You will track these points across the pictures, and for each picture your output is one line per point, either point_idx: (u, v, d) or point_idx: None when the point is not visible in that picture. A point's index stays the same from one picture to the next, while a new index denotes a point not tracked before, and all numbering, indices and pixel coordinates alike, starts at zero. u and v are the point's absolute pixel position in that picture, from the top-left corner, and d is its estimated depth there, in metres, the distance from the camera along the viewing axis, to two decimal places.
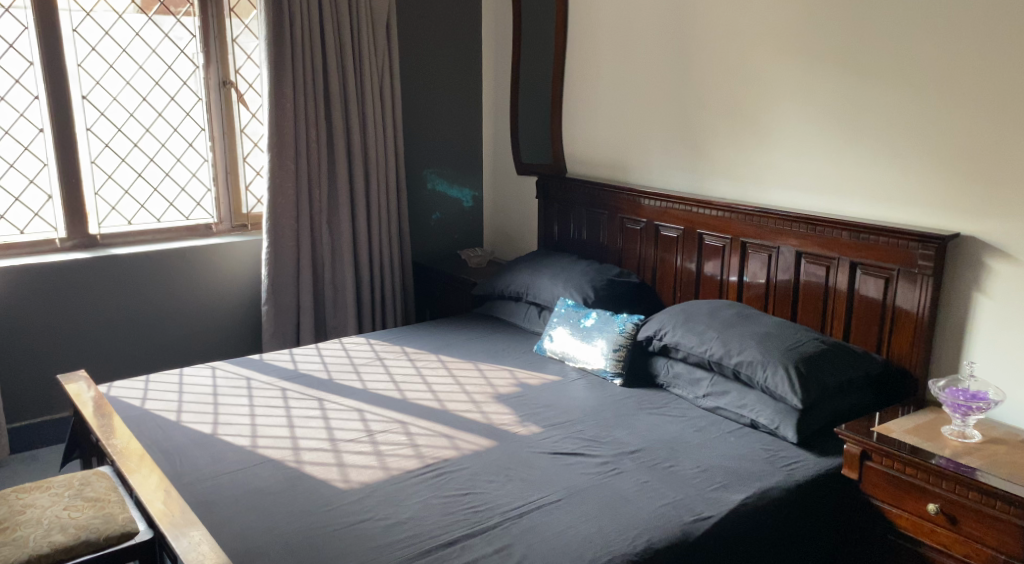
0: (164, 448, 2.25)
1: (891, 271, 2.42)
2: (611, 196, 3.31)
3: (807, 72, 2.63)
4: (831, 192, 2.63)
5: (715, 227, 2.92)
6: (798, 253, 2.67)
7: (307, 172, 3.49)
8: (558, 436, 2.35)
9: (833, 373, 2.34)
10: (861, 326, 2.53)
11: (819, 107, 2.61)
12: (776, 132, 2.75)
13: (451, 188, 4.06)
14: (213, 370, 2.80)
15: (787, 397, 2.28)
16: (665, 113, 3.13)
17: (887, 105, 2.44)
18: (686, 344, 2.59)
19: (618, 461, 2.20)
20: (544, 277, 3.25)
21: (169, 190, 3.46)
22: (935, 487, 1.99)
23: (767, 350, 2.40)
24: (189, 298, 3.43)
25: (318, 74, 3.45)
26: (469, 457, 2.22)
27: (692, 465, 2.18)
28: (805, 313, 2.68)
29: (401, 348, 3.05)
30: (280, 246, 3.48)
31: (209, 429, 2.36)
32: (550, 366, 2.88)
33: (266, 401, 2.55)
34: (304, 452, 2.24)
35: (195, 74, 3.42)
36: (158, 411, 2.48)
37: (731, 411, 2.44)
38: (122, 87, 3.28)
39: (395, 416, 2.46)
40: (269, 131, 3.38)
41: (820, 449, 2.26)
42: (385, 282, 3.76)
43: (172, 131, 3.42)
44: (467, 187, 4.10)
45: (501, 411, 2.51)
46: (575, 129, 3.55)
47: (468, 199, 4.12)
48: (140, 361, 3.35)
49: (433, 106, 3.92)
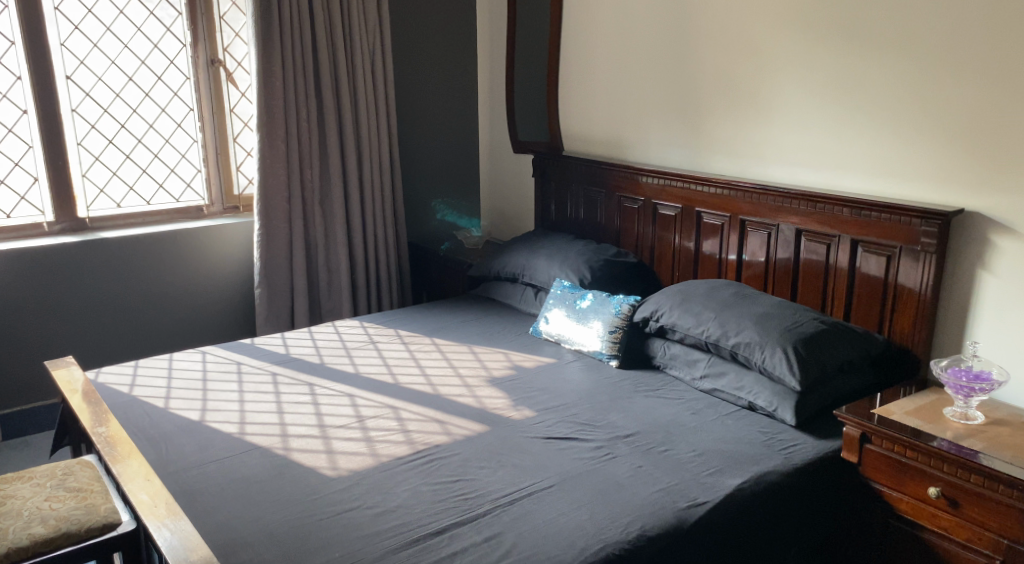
0: (150, 436, 2.21)
1: (893, 249, 2.36)
2: (608, 174, 3.24)
3: (807, 42, 2.55)
4: (831, 167, 2.56)
5: (714, 205, 2.85)
6: (798, 231, 2.61)
7: (297, 152, 3.43)
8: (552, 420, 2.30)
9: (833, 354, 2.29)
10: (863, 305, 2.47)
11: (819, 78, 2.54)
12: (775, 106, 2.68)
13: (461, 218, 4.08)
14: (204, 355, 2.76)
15: (785, 378, 2.23)
16: (662, 87, 3.06)
17: (888, 75, 2.36)
18: (683, 325, 2.54)
19: (613, 445, 2.16)
20: (539, 258, 3.20)
21: (158, 172, 3.41)
22: (937, 470, 1.94)
23: (765, 331, 2.34)
24: (181, 282, 3.39)
25: (307, 52, 3.37)
26: (460, 442, 2.18)
27: (688, 449, 2.14)
28: (805, 292, 2.62)
29: (395, 331, 3.01)
30: (271, 227, 3.42)
31: (196, 416, 2.33)
32: (545, 348, 2.84)
33: (255, 387, 2.51)
34: (293, 438, 2.20)
35: (182, 53, 3.35)
36: (146, 398, 2.44)
37: (729, 393, 2.39)
38: (107, 66, 3.22)
39: (386, 402, 2.42)
40: (258, 110, 3.31)
41: (819, 431, 2.22)
42: (379, 264, 3.71)
43: (160, 112, 3.36)
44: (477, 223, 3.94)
45: (494, 395, 2.46)
46: (572, 106, 3.47)
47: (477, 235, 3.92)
48: (133, 346, 3.32)
49: (427, 83, 3.84)
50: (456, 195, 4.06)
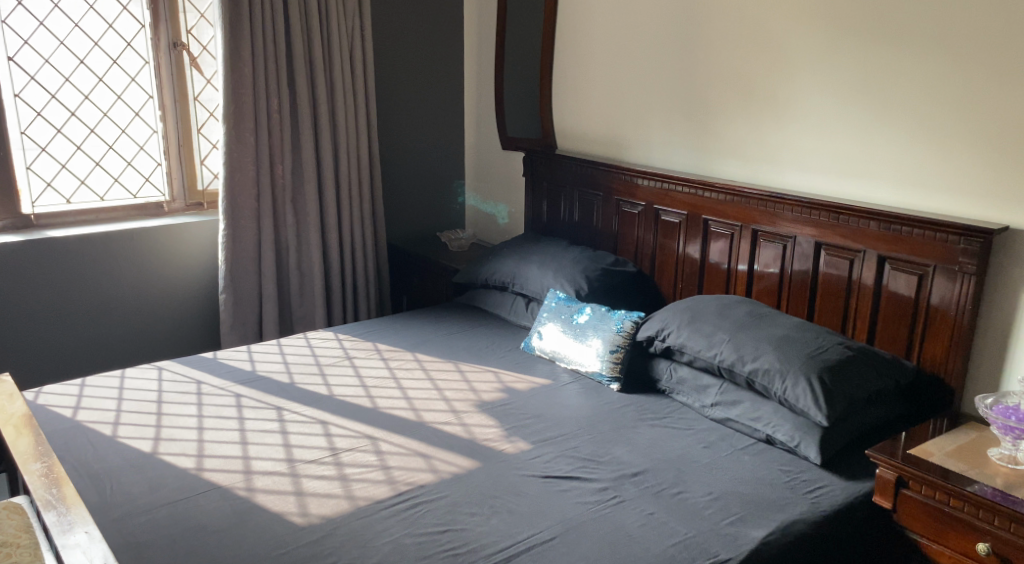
0: (93, 472, 1.93)
1: (925, 266, 2.15)
2: (606, 175, 3.00)
3: (831, 39, 2.32)
4: (855, 175, 2.34)
5: (723, 213, 2.62)
6: (816, 244, 2.39)
7: (268, 145, 3.14)
8: (551, 455, 2.06)
9: (862, 384, 2.07)
10: (888, 327, 2.25)
11: (845, 79, 2.31)
12: (794, 108, 2.45)
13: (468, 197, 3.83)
14: (160, 373, 2.48)
15: (809, 411, 2.01)
16: (667, 83, 2.82)
17: (924, 77, 2.14)
18: (692, 348, 2.30)
19: (619, 487, 1.92)
20: (531, 265, 2.95)
21: (114, 165, 3.10)
22: (985, 523, 1.73)
23: (786, 357, 2.12)
24: (138, 288, 3.09)
25: (279, 35, 3.08)
26: (448, 482, 1.93)
27: (704, 492, 1.91)
28: (823, 311, 2.40)
29: (374, 346, 2.75)
30: (237, 227, 3.14)
31: (148, 447, 2.05)
32: (539, 367, 2.60)
33: (216, 412, 2.24)
34: (257, 476, 1.94)
35: (140, 35, 3.05)
36: (91, 424, 2.16)
37: (744, 424, 2.17)
38: (55, 47, 2.91)
39: (363, 431, 2.16)
40: (225, 99, 3.02)
41: (847, 470, 2.00)
42: (357, 267, 3.44)
43: (115, 99, 3.05)
44: (502, 201, 3.66)
45: (485, 424, 2.21)
46: (566, 102, 3.22)
47: (503, 216, 3.67)
48: (85, 358, 3.02)
49: (408, 72, 3.56)
50: (438, 193, 3.80)
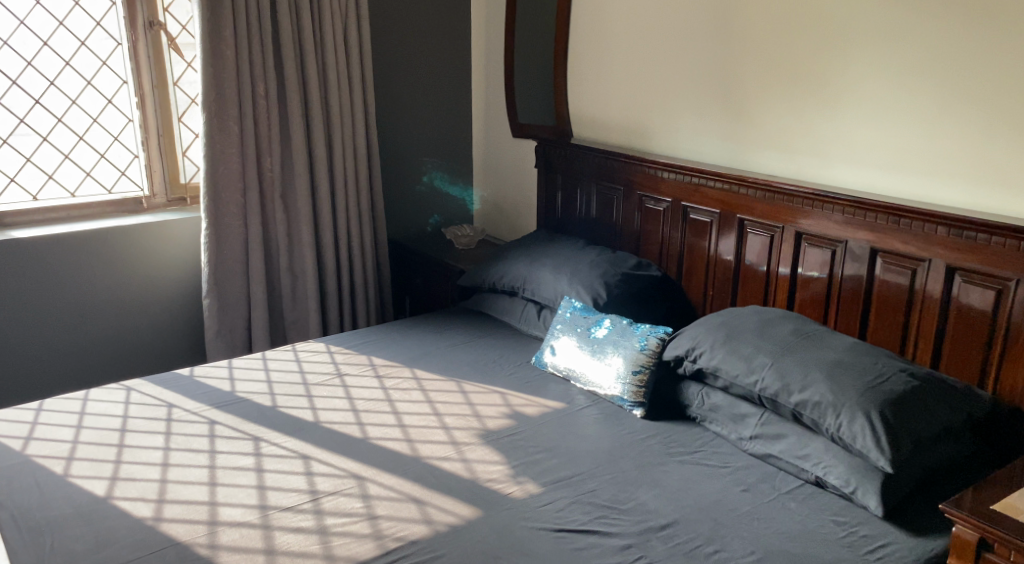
0: (34, 525, 1.66)
1: (1005, 280, 1.83)
2: (627, 168, 2.69)
3: (894, 14, 2.00)
4: (919, 172, 2.02)
5: (761, 213, 2.31)
6: (871, 250, 2.07)
7: (254, 135, 2.85)
8: (564, 501, 1.77)
9: (931, 420, 1.76)
10: (958, 349, 1.94)
11: (909, 60, 1.99)
12: (846, 94, 2.13)
13: (451, 186, 3.53)
14: (128, 394, 2.22)
15: (869, 454, 1.71)
16: (698, 65, 2.49)
17: (1006, 57, 1.82)
18: (728, 372, 2.01)
19: (644, 544, 1.64)
20: (543, 268, 2.65)
21: (85, 157, 2.83)
22: None
23: (840, 387, 1.81)
24: (113, 294, 2.83)
25: (264, 13, 2.78)
26: (444, 538, 1.65)
27: (744, 550, 1.62)
28: (878, 327, 2.09)
29: (369, 360, 2.46)
30: (221, 226, 2.87)
31: (102, 490, 1.79)
32: (551, 387, 2.30)
33: (185, 444, 1.97)
34: (223, 529, 1.66)
35: (111, 13, 2.76)
36: (40, 460, 1.89)
37: (790, 463, 1.87)
38: (15, 28, 2.63)
39: (349, 469, 1.89)
40: (204, 84, 2.72)
41: (913, 521, 1.70)
42: (354, 267, 3.16)
43: (85, 85, 2.78)
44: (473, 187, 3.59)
45: (489, 460, 1.93)
46: (584, 85, 2.91)
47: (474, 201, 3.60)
48: (56, 372, 2.77)
49: (409, 53, 3.25)
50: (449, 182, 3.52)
